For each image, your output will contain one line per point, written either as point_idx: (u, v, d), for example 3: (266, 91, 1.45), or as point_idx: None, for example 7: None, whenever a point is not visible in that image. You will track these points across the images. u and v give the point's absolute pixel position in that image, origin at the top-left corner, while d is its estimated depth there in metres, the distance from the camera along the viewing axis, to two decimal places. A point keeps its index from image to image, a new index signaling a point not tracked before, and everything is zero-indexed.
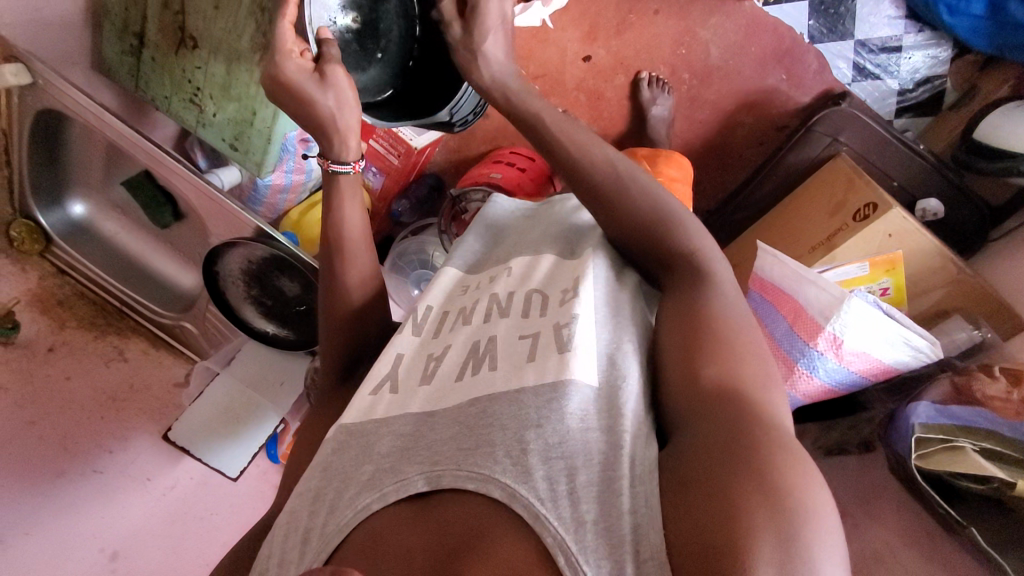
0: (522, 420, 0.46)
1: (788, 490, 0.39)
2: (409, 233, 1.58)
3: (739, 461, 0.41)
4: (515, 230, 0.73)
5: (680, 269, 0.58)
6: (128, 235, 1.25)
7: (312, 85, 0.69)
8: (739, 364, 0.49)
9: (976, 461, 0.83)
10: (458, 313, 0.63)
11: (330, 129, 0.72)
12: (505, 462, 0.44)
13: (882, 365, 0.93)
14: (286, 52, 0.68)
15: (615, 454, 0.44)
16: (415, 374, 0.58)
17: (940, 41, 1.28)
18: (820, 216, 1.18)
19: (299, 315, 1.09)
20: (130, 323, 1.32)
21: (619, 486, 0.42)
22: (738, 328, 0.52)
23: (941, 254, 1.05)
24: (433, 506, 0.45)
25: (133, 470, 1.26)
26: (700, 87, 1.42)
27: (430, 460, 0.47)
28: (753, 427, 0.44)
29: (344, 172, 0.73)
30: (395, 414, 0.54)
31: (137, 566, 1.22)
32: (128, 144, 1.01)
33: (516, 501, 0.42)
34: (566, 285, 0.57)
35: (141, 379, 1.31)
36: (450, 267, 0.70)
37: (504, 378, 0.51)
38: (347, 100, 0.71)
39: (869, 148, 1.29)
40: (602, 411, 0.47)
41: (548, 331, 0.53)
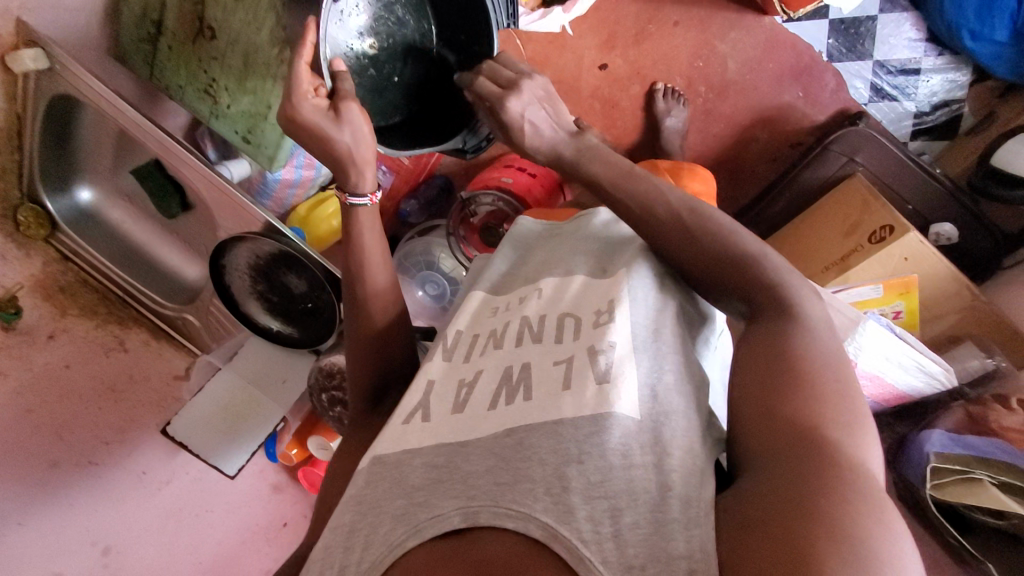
0: (562, 455, 0.46)
1: (865, 539, 0.37)
2: (416, 234, 1.57)
3: (800, 502, 0.40)
4: (544, 245, 0.72)
5: (766, 308, 0.55)
6: (135, 224, 1.25)
7: (328, 123, 0.69)
8: (822, 402, 0.46)
9: (996, 496, 0.80)
10: (487, 337, 0.61)
11: (346, 161, 0.70)
12: (545, 500, 0.43)
13: (894, 390, 0.94)
14: (302, 93, 0.68)
15: (663, 497, 0.44)
16: (447, 402, 0.57)
17: (959, 66, 1.28)
18: (833, 236, 1.17)
19: (306, 312, 1.08)
20: (132, 313, 1.31)
21: (671, 529, 0.42)
22: (829, 369, 0.48)
23: (957, 280, 1.04)
24: (469, 544, 0.43)
25: (131, 464, 1.24)
26: (715, 101, 1.41)
27: (466, 496, 0.46)
28: (827, 467, 0.41)
29: (361, 204, 0.72)
30: (429, 445, 0.53)
31: (129, 562, 1.20)
32: (145, 135, 1.01)
33: (558, 541, 0.41)
34: (599, 306, 0.56)
35: (141, 371, 1.29)
36: (477, 290, 0.69)
37: (540, 407, 0.51)
38: (363, 136, 0.70)
39: (886, 169, 1.28)
40: (647, 447, 0.46)
41: (583, 356, 0.53)
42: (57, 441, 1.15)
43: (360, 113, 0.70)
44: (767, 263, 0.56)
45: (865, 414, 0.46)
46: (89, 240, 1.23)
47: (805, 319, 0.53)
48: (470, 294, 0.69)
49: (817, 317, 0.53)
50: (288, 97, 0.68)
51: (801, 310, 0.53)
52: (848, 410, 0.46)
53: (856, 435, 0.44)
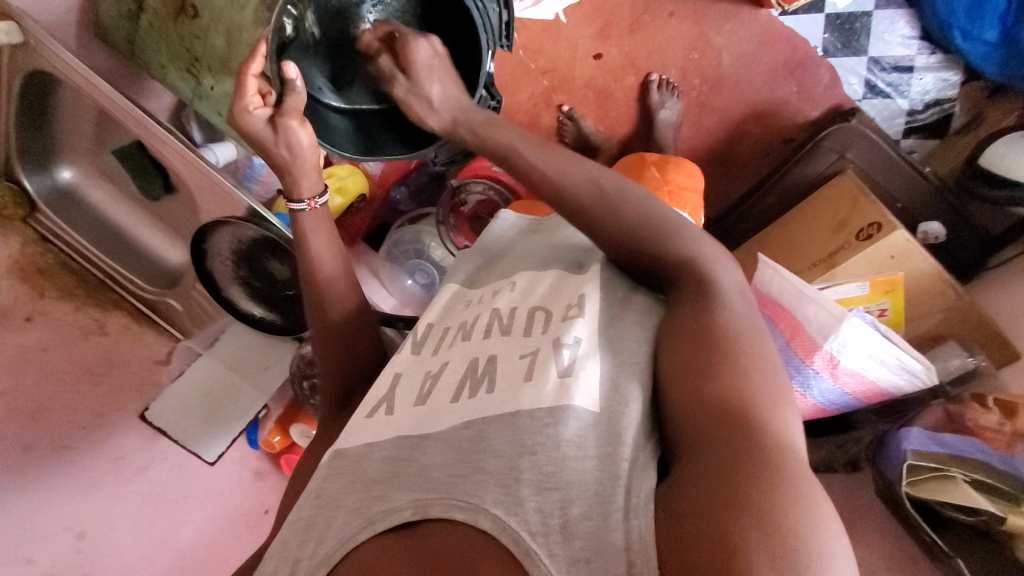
0: (520, 447, 0.47)
1: (790, 525, 0.38)
2: (405, 220, 1.55)
3: (731, 490, 0.41)
4: (521, 242, 0.74)
5: (689, 287, 0.57)
6: (115, 205, 1.22)
7: (269, 138, 0.71)
8: (744, 383, 0.48)
9: (966, 492, 0.83)
10: (457, 330, 0.63)
11: (286, 171, 0.73)
12: (496, 492, 0.45)
13: (875, 388, 0.92)
14: (245, 108, 0.71)
15: (612, 486, 0.44)
16: (410, 394, 0.59)
17: (952, 65, 1.27)
18: (822, 233, 1.16)
19: (288, 300, 1.06)
20: (113, 297, 1.29)
21: (614, 521, 0.42)
22: (749, 345, 0.51)
23: (942, 279, 1.04)
24: (420, 536, 0.46)
25: (109, 449, 1.22)
26: (709, 94, 1.40)
27: (421, 489, 0.48)
28: (754, 451, 0.43)
29: (299, 210, 0.74)
30: (387, 436, 0.55)
31: (107, 545, 1.17)
32: (124, 115, 0.98)
33: (506, 533, 0.43)
34: (570, 301, 0.57)
35: (120, 354, 1.27)
36: (450, 284, 0.72)
37: (501, 399, 0.51)
38: (304, 151, 0.72)
39: (876, 165, 1.28)
40: (603, 440, 0.47)
41: (548, 348, 0.53)
42: (32, 424, 1.15)
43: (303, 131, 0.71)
44: (686, 237, 0.59)
45: (785, 389, 0.49)
46: (68, 220, 1.22)
47: (730, 303, 0.55)
48: (444, 287, 0.72)
49: (731, 291, 0.56)
50: (234, 110, 0.71)
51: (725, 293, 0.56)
52: (777, 397, 0.48)
53: (775, 409, 0.47)
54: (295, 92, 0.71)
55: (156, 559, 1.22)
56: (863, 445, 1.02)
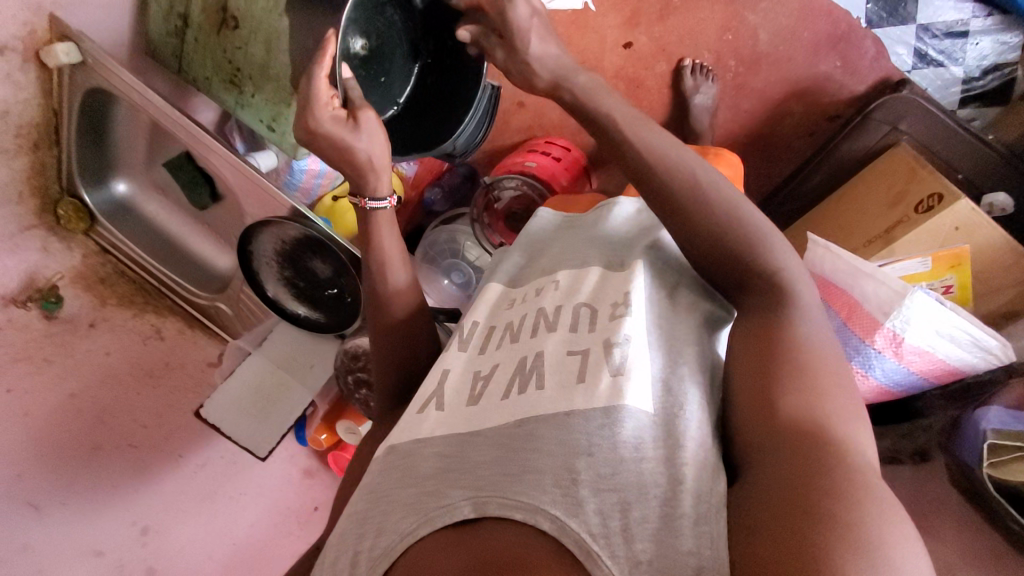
0: (572, 448, 0.49)
1: (872, 539, 0.38)
2: (440, 221, 1.57)
3: (807, 496, 0.42)
4: (556, 236, 0.78)
5: (767, 298, 0.59)
6: (169, 218, 1.28)
7: (347, 132, 0.77)
8: (819, 397, 0.49)
9: None
10: (504, 329, 0.68)
11: (367, 169, 0.79)
12: (554, 492, 0.47)
13: (943, 365, 0.86)
14: (322, 104, 0.77)
15: (675, 491, 0.47)
16: (462, 394, 0.63)
17: (1011, 27, 1.21)
18: (877, 210, 1.10)
19: (332, 298, 1.08)
20: (167, 302, 1.34)
21: (681, 525, 0.45)
22: (826, 362, 0.52)
23: (1015, 250, 0.96)
24: (477, 533, 0.48)
25: (167, 447, 1.27)
26: (746, 75, 1.36)
27: (475, 486, 0.50)
28: (832, 462, 0.44)
29: (380, 207, 0.81)
30: (440, 433, 0.59)
31: (169, 542, 1.23)
32: (174, 125, 1.03)
33: (567, 534, 0.45)
34: (616, 299, 0.61)
35: (177, 357, 1.32)
36: (495, 282, 0.76)
37: (551, 398, 0.55)
38: (377, 142, 0.79)
39: (932, 136, 1.21)
40: (658, 444, 0.50)
41: (598, 348, 0.57)
42: (99, 423, 1.21)
43: (376, 120, 0.79)
44: (769, 251, 0.60)
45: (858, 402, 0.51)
46: (125, 231, 1.28)
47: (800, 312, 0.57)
48: (488, 286, 0.76)
49: (813, 308, 0.58)
50: (308, 109, 0.76)
51: (791, 299, 0.58)
52: (853, 412, 0.49)
53: (853, 421, 0.48)
54: (354, 87, 0.81)
55: (214, 553, 1.27)
56: (933, 431, 0.95)
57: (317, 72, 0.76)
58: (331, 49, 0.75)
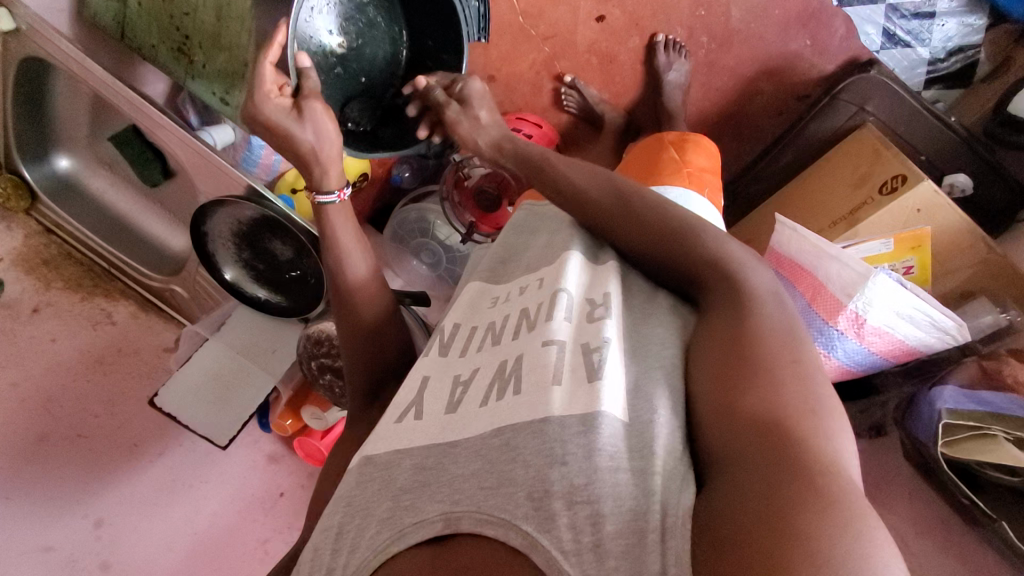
0: (547, 457, 0.49)
1: (839, 555, 0.38)
2: (408, 200, 1.55)
3: (775, 512, 0.41)
4: (544, 225, 0.78)
5: (719, 287, 0.62)
6: (117, 194, 1.22)
7: (291, 122, 0.79)
8: (776, 389, 0.50)
9: (1009, 450, 0.77)
10: (486, 330, 0.67)
11: (312, 160, 0.81)
12: (527, 506, 0.47)
13: (902, 345, 0.87)
14: (265, 93, 0.78)
15: (647, 504, 0.45)
16: (440, 402, 0.62)
17: (975, 9, 1.24)
18: (841, 190, 1.12)
19: (293, 280, 1.05)
20: (119, 285, 1.28)
21: (649, 539, 0.43)
22: (782, 349, 0.53)
23: (971, 231, 0.99)
24: (453, 550, 0.48)
25: (119, 436, 1.20)
26: (718, 52, 1.34)
27: (450, 501, 0.50)
28: (793, 469, 0.44)
29: (328, 202, 0.81)
30: (418, 445, 0.58)
31: (123, 533, 1.15)
32: (114, 96, 0.96)
33: (537, 551, 0.45)
34: (596, 297, 0.63)
35: (130, 343, 1.26)
36: (472, 281, 0.77)
37: (529, 404, 0.54)
38: (325, 130, 0.81)
39: (897, 117, 1.21)
40: (634, 454, 0.49)
41: (577, 350, 0.57)
42: (45, 414, 1.16)
43: (323, 109, 0.81)
44: (712, 241, 0.65)
45: (826, 394, 0.51)
46: (71, 211, 1.20)
47: (753, 299, 0.59)
48: (466, 286, 0.77)
49: (761, 287, 0.61)
50: (251, 98, 0.78)
51: (745, 287, 0.60)
52: (819, 411, 0.49)
53: (817, 420, 0.48)
54: (309, 77, 0.81)
55: (174, 545, 1.17)
56: (891, 409, 0.97)
57: (264, 60, 0.78)
58: (278, 37, 0.77)
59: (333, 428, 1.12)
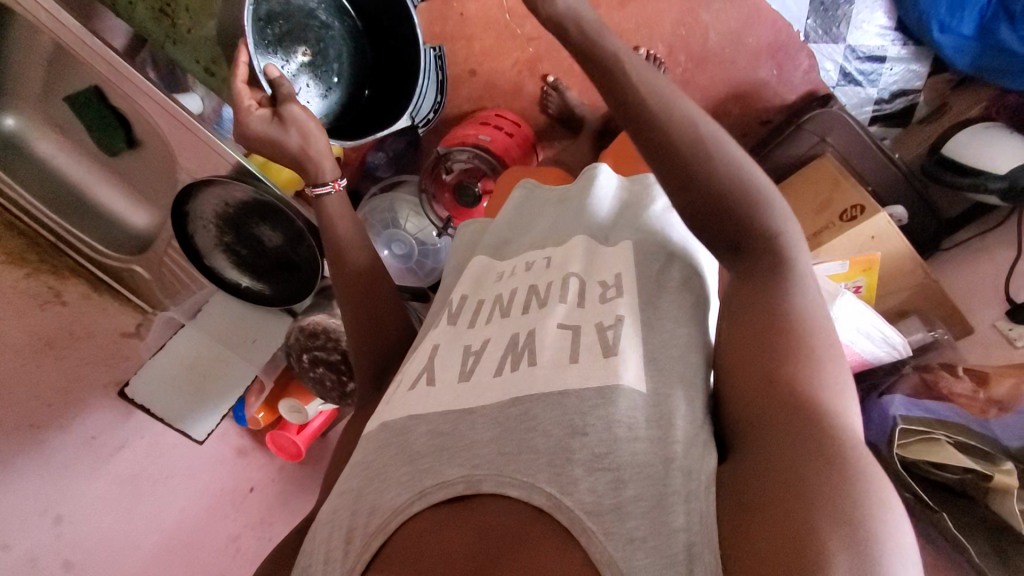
0: (569, 426, 0.52)
1: (863, 519, 0.41)
2: (379, 189, 1.54)
3: (803, 481, 0.44)
4: (548, 211, 0.83)
5: (766, 254, 0.59)
6: (69, 160, 1.11)
7: (275, 129, 0.80)
8: (812, 364, 0.51)
9: (952, 453, 0.85)
10: (494, 303, 0.70)
11: (301, 158, 0.80)
12: (547, 471, 0.49)
13: (857, 357, 0.98)
14: (246, 109, 0.80)
15: (666, 469, 0.49)
16: (452, 370, 0.63)
17: (920, 57, 1.34)
18: (805, 213, 1.23)
19: (280, 268, 1.01)
20: (68, 263, 1.17)
21: (671, 501, 0.47)
22: (818, 328, 0.54)
23: (914, 259, 1.13)
24: (475, 507, 0.50)
25: (78, 426, 1.10)
26: (693, 72, 1.46)
27: (471, 464, 0.52)
28: (823, 441, 0.46)
29: (324, 194, 0.81)
30: (434, 412, 0.59)
31: (84, 530, 1.06)
32: (91, 56, 0.89)
33: (561, 511, 0.47)
34: (605, 280, 0.65)
35: (84, 325, 1.16)
36: (484, 256, 0.81)
37: (547, 376, 0.57)
38: (310, 131, 0.80)
39: (851, 150, 1.34)
40: (652, 422, 0.53)
41: (590, 328, 0.60)
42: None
43: (303, 113, 0.80)
44: (773, 206, 0.60)
45: (848, 374, 0.53)
46: (14, 175, 1.08)
47: (797, 272, 0.58)
48: (476, 260, 0.80)
49: (806, 260, 0.60)
50: (236, 117, 0.80)
51: (791, 258, 0.59)
52: (844, 390, 0.51)
53: (842, 398, 0.50)
54: (285, 84, 0.81)
55: (139, 542, 1.11)
56: None
57: (236, 80, 0.81)
58: (242, 56, 0.81)
59: (310, 423, 1.11)
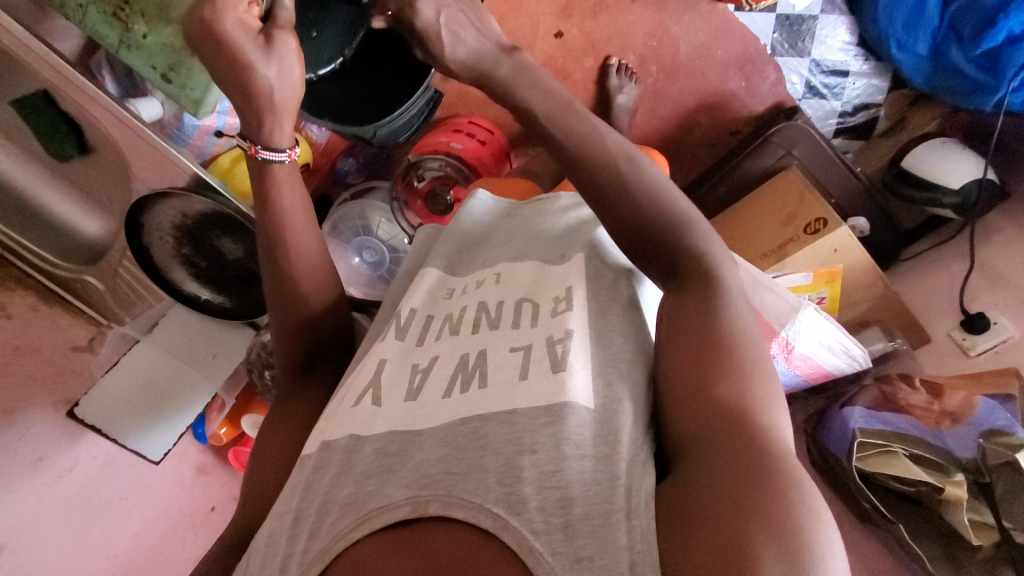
0: (517, 445, 0.49)
1: (796, 530, 0.41)
2: (349, 196, 1.51)
3: (743, 498, 0.43)
4: (501, 227, 0.81)
5: (692, 274, 0.62)
6: (9, 162, 1.01)
7: (255, 51, 0.65)
8: (745, 382, 0.52)
9: (907, 465, 0.91)
10: (444, 322, 0.67)
11: (267, 106, 0.68)
12: (497, 491, 0.47)
13: (819, 368, 1.01)
14: (230, 3, 0.65)
15: (613, 488, 0.47)
16: (400, 389, 0.61)
17: (881, 73, 1.38)
18: (771, 226, 1.26)
19: (236, 279, 1.04)
20: (14, 274, 1.10)
21: (615, 521, 0.45)
22: (749, 346, 0.56)
23: (874, 271, 1.16)
24: (422, 534, 0.46)
25: (21, 448, 1.03)
26: (664, 82, 1.43)
27: (417, 486, 0.49)
28: (759, 456, 0.46)
29: (278, 159, 0.71)
30: (379, 433, 0.57)
31: (24, 560, 0.99)
32: (36, 63, 0.85)
33: (508, 532, 0.44)
34: (557, 294, 0.63)
35: (31, 341, 1.09)
36: (432, 269, 0.76)
37: (495, 397, 0.55)
38: (292, 75, 0.68)
39: (817, 164, 1.37)
40: (599, 439, 0.50)
41: (541, 345, 0.58)
42: None
43: (292, 46, 0.68)
44: (698, 233, 0.65)
45: (775, 388, 0.54)
46: None
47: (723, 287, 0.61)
48: (425, 272, 0.76)
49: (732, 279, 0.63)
50: (211, 4, 0.64)
51: (719, 274, 0.62)
52: (772, 401, 0.52)
53: (772, 412, 0.51)
54: (286, 7, 0.68)
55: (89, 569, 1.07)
56: (808, 419, 1.11)
57: None
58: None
59: None
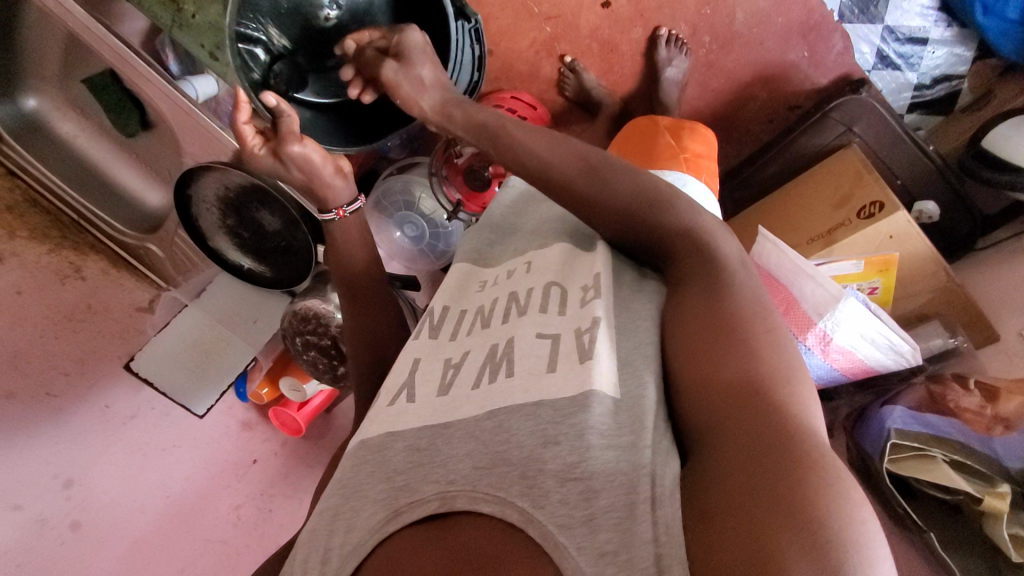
0: (543, 436, 0.48)
1: (828, 519, 0.39)
2: (395, 169, 1.53)
3: (770, 493, 0.41)
4: (528, 216, 0.79)
5: (687, 249, 0.61)
6: (88, 140, 1.18)
7: (280, 167, 0.82)
8: (756, 358, 0.50)
9: (945, 472, 0.87)
10: (476, 314, 0.66)
11: (311, 190, 0.85)
12: (519, 484, 0.46)
13: (861, 364, 0.94)
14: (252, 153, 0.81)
15: (637, 477, 0.44)
16: (432, 383, 0.60)
17: (965, 40, 1.24)
18: (823, 208, 1.18)
19: (277, 250, 1.09)
20: (88, 240, 1.27)
21: (640, 513, 0.43)
22: (757, 320, 0.53)
23: (935, 262, 1.07)
24: (451, 526, 0.47)
25: (90, 397, 1.18)
26: (718, 53, 1.33)
27: (445, 481, 0.49)
28: (784, 442, 0.44)
29: (331, 220, 0.85)
30: (409, 425, 0.55)
31: (95, 492, 1.13)
32: (98, 44, 0.95)
33: (534, 526, 0.44)
34: (586, 283, 0.61)
35: (99, 301, 1.24)
36: (461, 262, 0.77)
37: (524, 386, 0.53)
38: (313, 163, 0.82)
39: (881, 141, 1.25)
40: (623, 429, 0.48)
41: (569, 336, 0.56)
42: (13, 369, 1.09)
43: (301, 150, 0.80)
44: (679, 206, 0.63)
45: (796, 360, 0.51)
46: (35, 153, 1.16)
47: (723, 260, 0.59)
48: (454, 267, 0.76)
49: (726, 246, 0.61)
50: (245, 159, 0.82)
51: (714, 246, 0.61)
52: (795, 378, 0.49)
53: (793, 387, 0.48)
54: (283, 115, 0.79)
55: (145, 506, 1.18)
56: (843, 418, 1.06)
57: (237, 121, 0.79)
58: (241, 95, 0.78)
59: (310, 401, 1.25)
